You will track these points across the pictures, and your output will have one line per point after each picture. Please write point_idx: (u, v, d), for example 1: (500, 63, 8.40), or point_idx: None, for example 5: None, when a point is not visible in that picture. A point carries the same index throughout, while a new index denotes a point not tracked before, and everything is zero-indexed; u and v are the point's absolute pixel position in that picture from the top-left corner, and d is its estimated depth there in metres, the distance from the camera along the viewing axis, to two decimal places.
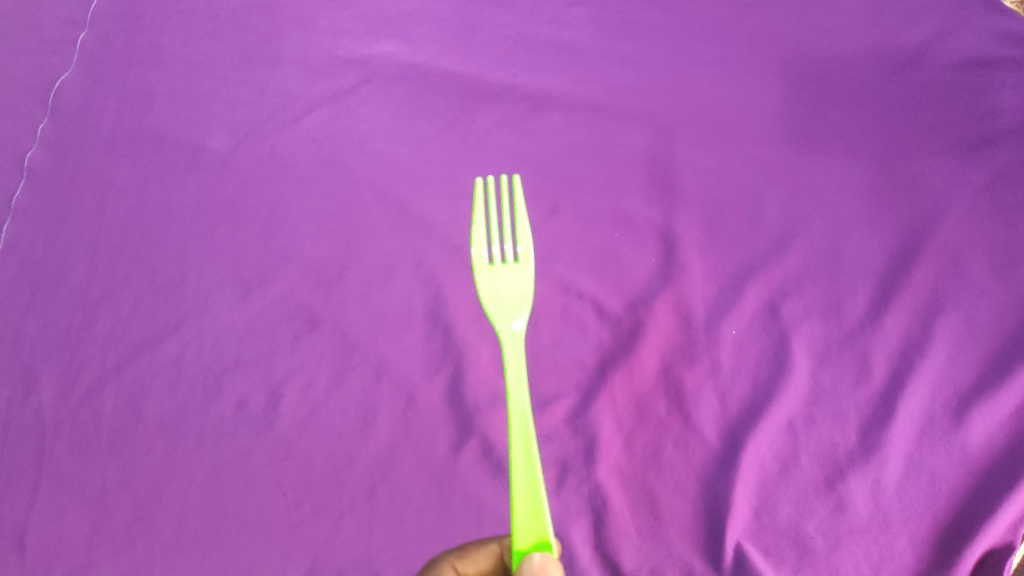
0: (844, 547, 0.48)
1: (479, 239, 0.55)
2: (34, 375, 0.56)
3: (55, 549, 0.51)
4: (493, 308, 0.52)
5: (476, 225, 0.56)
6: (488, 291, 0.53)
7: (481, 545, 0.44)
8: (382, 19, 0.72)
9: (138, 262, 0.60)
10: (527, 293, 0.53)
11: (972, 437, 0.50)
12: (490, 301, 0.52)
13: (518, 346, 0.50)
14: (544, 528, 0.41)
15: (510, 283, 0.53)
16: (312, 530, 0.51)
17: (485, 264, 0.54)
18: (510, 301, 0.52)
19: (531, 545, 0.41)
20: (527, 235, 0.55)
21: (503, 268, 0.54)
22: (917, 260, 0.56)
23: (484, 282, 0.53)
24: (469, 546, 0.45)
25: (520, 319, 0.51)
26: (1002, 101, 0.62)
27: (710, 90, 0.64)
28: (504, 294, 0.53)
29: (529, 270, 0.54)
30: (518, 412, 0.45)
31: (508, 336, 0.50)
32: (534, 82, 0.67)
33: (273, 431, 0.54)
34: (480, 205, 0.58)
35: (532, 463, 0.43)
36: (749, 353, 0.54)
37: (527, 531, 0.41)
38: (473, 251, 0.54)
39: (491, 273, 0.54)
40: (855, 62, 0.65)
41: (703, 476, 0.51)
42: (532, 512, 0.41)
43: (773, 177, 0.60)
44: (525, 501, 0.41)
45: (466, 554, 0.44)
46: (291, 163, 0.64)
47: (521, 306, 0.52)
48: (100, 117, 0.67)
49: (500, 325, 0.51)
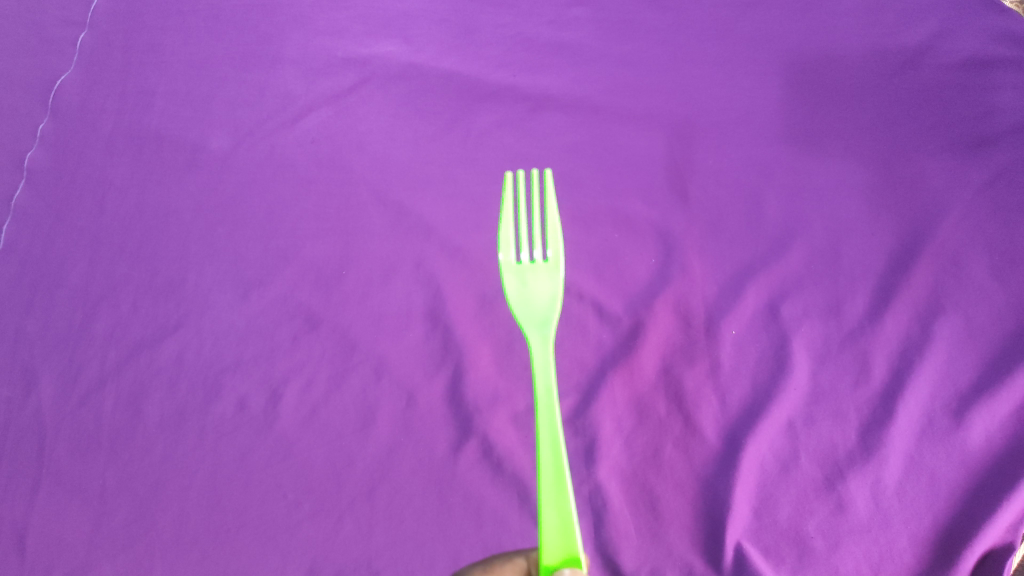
0: (844, 546, 0.48)
1: (508, 240, 0.55)
2: (34, 375, 0.56)
3: (55, 549, 0.51)
4: (521, 312, 0.52)
5: (505, 225, 0.56)
6: (516, 293, 0.53)
7: (507, 559, 0.42)
8: (382, 19, 0.72)
9: (138, 262, 0.60)
10: (557, 296, 0.53)
11: (972, 438, 0.50)
12: (518, 304, 0.53)
13: (547, 351, 0.50)
14: (573, 542, 0.41)
15: (538, 286, 0.53)
16: (312, 531, 0.50)
17: (514, 265, 0.54)
18: (538, 305, 0.52)
19: (559, 559, 0.40)
20: (558, 237, 0.55)
21: (532, 271, 0.54)
22: (917, 260, 0.56)
23: (512, 285, 0.53)
24: (495, 559, 0.43)
25: (550, 323, 0.52)
26: (1002, 102, 0.62)
27: (710, 90, 0.64)
28: (532, 297, 0.53)
29: (559, 273, 0.54)
30: (547, 423, 0.45)
31: (537, 341, 0.51)
32: (533, 82, 0.67)
33: (272, 431, 0.54)
34: (509, 202, 0.58)
35: (560, 476, 0.43)
36: (749, 353, 0.54)
37: (556, 545, 0.41)
38: (502, 253, 0.55)
39: (520, 275, 0.54)
40: (856, 62, 0.65)
41: (703, 476, 0.51)
42: (560, 525, 0.41)
43: (773, 177, 0.60)
44: (553, 514, 0.42)
45: (490, 568, 0.42)
46: (291, 163, 0.64)
47: (550, 310, 0.52)
48: (100, 117, 0.68)
49: (528, 328, 0.51)
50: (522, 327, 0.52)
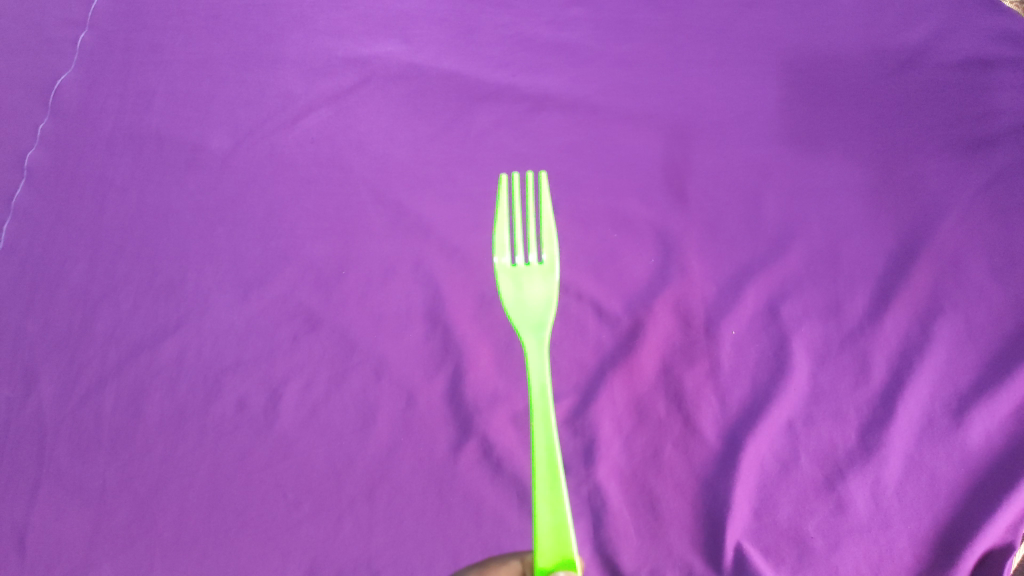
0: (844, 546, 0.48)
1: (503, 243, 0.55)
2: (34, 375, 0.56)
3: (55, 549, 0.51)
4: (516, 316, 0.52)
5: (500, 228, 0.56)
6: (511, 296, 0.53)
7: (502, 562, 0.42)
8: (382, 19, 0.72)
9: (138, 262, 0.60)
10: (552, 299, 0.53)
11: (972, 438, 0.50)
12: (513, 308, 0.53)
13: (542, 354, 0.50)
14: (567, 546, 0.41)
15: (533, 289, 0.53)
16: (312, 530, 0.50)
17: (509, 269, 0.54)
18: (533, 308, 0.52)
19: (554, 562, 0.40)
20: (553, 240, 0.55)
21: (526, 274, 0.54)
22: (916, 260, 0.56)
23: (507, 288, 0.53)
24: (490, 561, 0.43)
25: (544, 327, 0.52)
26: (1002, 102, 0.62)
27: (710, 90, 0.64)
28: (527, 300, 0.53)
29: (553, 276, 0.54)
30: (542, 426, 0.45)
31: (532, 344, 0.51)
32: (533, 82, 0.67)
33: (272, 430, 0.54)
34: (504, 206, 0.58)
35: (555, 479, 0.43)
36: (748, 353, 0.54)
37: (551, 548, 0.41)
38: (496, 256, 0.55)
39: (515, 278, 0.54)
40: (856, 63, 0.65)
41: (702, 476, 0.51)
42: (554, 528, 0.41)
43: (772, 178, 0.60)
44: (547, 517, 0.42)
45: (487, 569, 0.42)
46: (291, 163, 0.64)
47: (545, 313, 0.52)
48: (100, 117, 0.68)
49: (523, 331, 0.51)
50: (517, 331, 0.52)
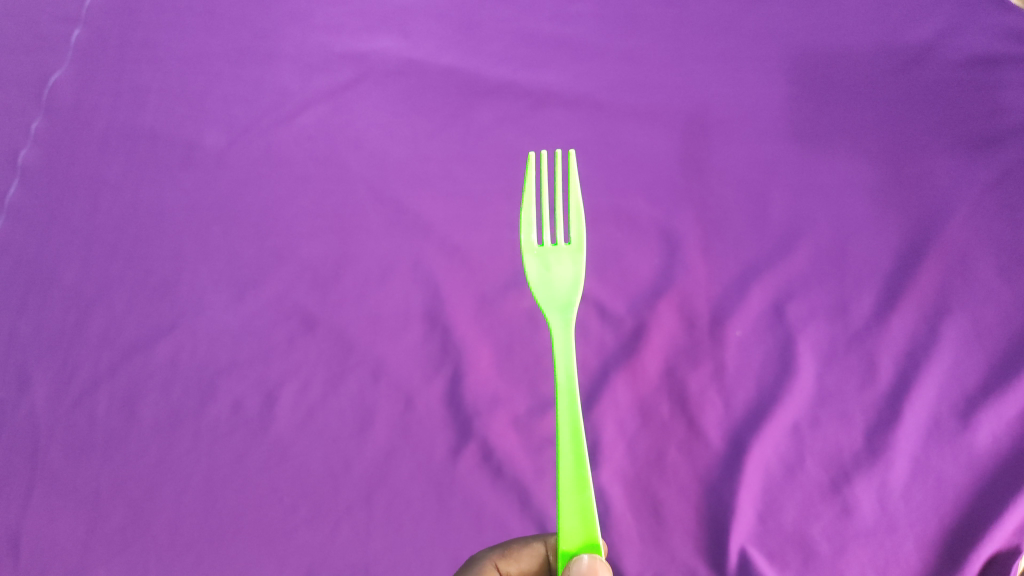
0: (850, 551, 0.47)
1: (530, 222, 0.55)
2: (28, 378, 0.55)
3: (48, 554, 0.50)
4: (542, 294, 0.51)
5: (528, 207, 0.56)
6: (537, 276, 0.52)
7: (525, 545, 0.46)
8: (380, 14, 0.71)
9: (132, 261, 0.59)
10: (580, 278, 0.52)
11: (980, 440, 0.49)
12: (539, 286, 0.52)
13: (568, 334, 0.48)
14: (592, 529, 0.40)
15: (560, 269, 0.52)
16: (309, 535, 0.50)
17: (535, 248, 0.54)
18: (559, 286, 0.51)
19: (577, 545, 0.40)
20: (581, 220, 0.54)
21: (553, 253, 0.53)
22: (923, 260, 0.55)
23: (533, 266, 0.53)
24: (512, 545, 0.47)
25: (571, 307, 0.50)
26: (1009, 99, 0.61)
27: (715, 86, 0.64)
28: (553, 279, 0.52)
29: (582, 256, 0.53)
30: (567, 405, 0.44)
31: (559, 323, 0.49)
32: (534, 79, 0.66)
33: (268, 433, 0.53)
34: (531, 185, 0.58)
35: (580, 459, 0.42)
36: (753, 354, 0.53)
37: (575, 531, 0.40)
38: (523, 235, 0.54)
39: (542, 256, 0.53)
40: (864, 59, 0.63)
41: (706, 480, 0.50)
42: (580, 512, 0.41)
43: (778, 175, 0.59)
44: (572, 499, 0.41)
45: (509, 553, 0.46)
46: (288, 160, 0.63)
47: (573, 293, 0.51)
48: (94, 114, 0.66)
49: (550, 310, 0.50)
50: (543, 309, 0.51)
